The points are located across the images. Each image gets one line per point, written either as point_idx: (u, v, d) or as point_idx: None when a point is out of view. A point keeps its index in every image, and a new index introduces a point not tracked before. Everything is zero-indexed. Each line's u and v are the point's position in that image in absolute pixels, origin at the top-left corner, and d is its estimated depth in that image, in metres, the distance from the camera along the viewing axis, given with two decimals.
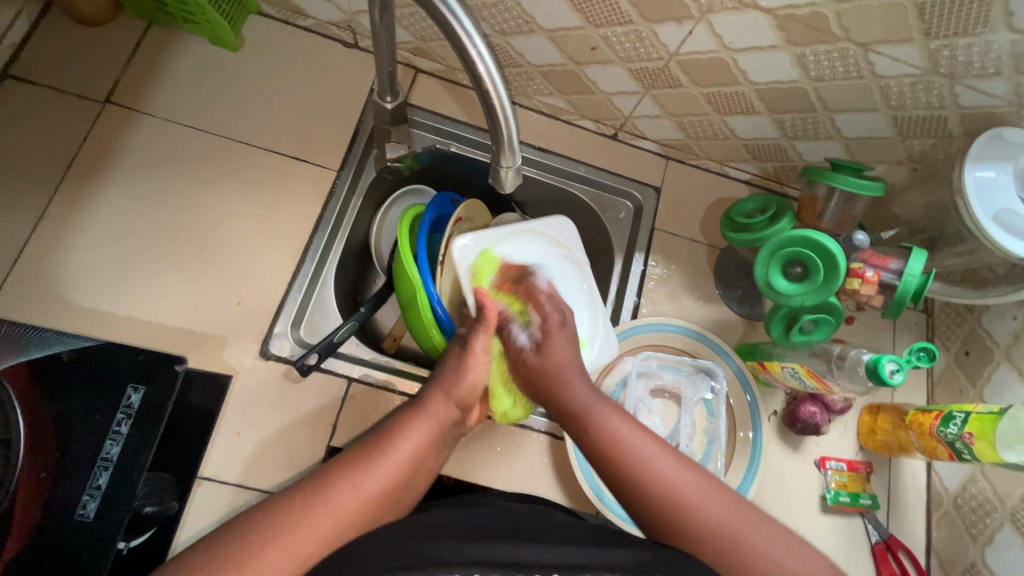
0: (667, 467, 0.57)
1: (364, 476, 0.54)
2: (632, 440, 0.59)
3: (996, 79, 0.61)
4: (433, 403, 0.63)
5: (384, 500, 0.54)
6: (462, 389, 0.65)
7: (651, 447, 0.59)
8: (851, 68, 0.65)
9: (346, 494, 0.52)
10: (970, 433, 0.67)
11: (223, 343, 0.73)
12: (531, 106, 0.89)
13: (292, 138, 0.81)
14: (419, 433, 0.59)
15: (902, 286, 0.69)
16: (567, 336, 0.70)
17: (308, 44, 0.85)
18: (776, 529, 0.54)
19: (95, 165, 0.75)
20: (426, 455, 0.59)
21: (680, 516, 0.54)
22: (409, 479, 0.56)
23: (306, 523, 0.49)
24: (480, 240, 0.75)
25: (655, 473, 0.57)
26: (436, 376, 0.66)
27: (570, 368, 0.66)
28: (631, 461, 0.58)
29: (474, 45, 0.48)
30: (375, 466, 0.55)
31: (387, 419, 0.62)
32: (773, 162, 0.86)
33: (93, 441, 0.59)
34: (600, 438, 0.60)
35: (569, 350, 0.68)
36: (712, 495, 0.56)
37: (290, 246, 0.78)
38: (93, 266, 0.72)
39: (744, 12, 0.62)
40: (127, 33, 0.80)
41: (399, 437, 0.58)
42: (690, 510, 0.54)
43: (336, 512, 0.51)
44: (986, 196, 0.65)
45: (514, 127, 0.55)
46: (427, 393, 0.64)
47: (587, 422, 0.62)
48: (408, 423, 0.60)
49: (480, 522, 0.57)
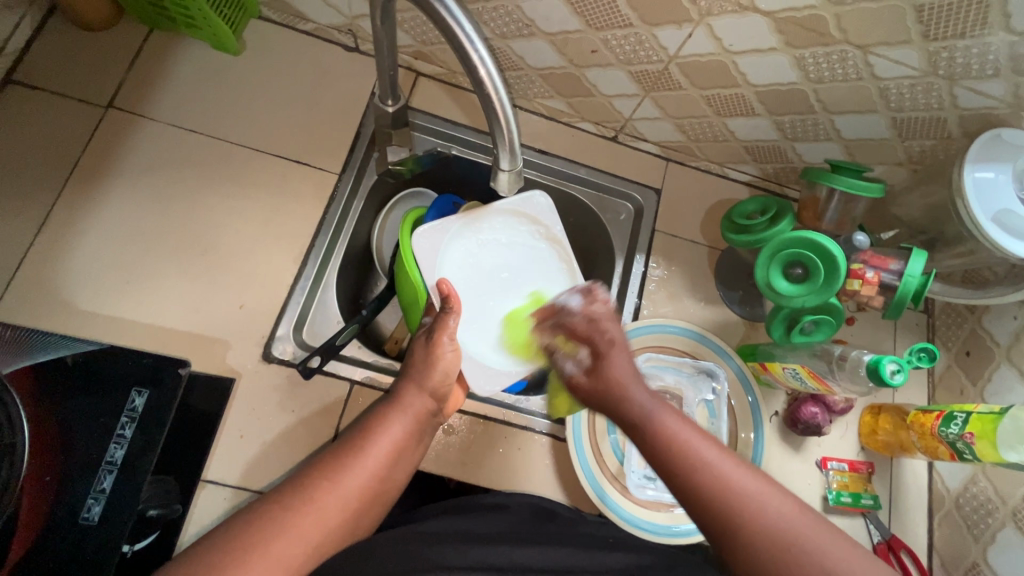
0: (728, 470, 0.51)
1: (345, 475, 0.54)
2: (690, 440, 0.53)
3: (994, 81, 0.61)
4: (407, 397, 0.62)
5: (366, 497, 0.55)
6: (435, 378, 0.65)
7: (711, 449, 0.53)
8: (850, 70, 0.65)
9: (329, 494, 0.52)
10: (971, 433, 0.67)
11: (226, 346, 0.73)
12: (532, 108, 0.89)
13: (294, 142, 0.82)
14: (396, 428, 0.60)
15: (902, 286, 0.69)
16: (623, 353, 0.63)
17: (309, 48, 0.86)
18: (845, 542, 0.47)
19: (98, 169, 0.75)
20: (404, 449, 0.60)
21: (743, 524, 0.48)
22: (389, 474, 0.57)
23: (293, 527, 0.49)
24: (444, 228, 0.75)
25: (713, 473, 0.51)
26: (407, 369, 0.66)
27: (625, 379, 0.60)
28: (688, 461, 0.52)
29: (476, 50, 0.48)
30: (355, 465, 0.55)
31: (363, 417, 0.62)
32: (773, 163, 0.86)
33: (97, 445, 0.59)
34: (658, 440, 0.54)
35: (626, 367, 0.62)
36: (779, 499, 0.49)
37: (291, 250, 0.78)
38: (97, 270, 0.72)
39: (743, 15, 0.62)
40: (130, 38, 0.81)
41: (378, 433, 0.58)
42: (752, 518, 0.48)
43: (318, 515, 0.51)
44: (985, 197, 0.65)
45: (515, 130, 0.55)
46: (402, 385, 0.63)
47: (644, 427, 0.56)
48: (385, 419, 0.60)
49: (477, 527, 0.60)
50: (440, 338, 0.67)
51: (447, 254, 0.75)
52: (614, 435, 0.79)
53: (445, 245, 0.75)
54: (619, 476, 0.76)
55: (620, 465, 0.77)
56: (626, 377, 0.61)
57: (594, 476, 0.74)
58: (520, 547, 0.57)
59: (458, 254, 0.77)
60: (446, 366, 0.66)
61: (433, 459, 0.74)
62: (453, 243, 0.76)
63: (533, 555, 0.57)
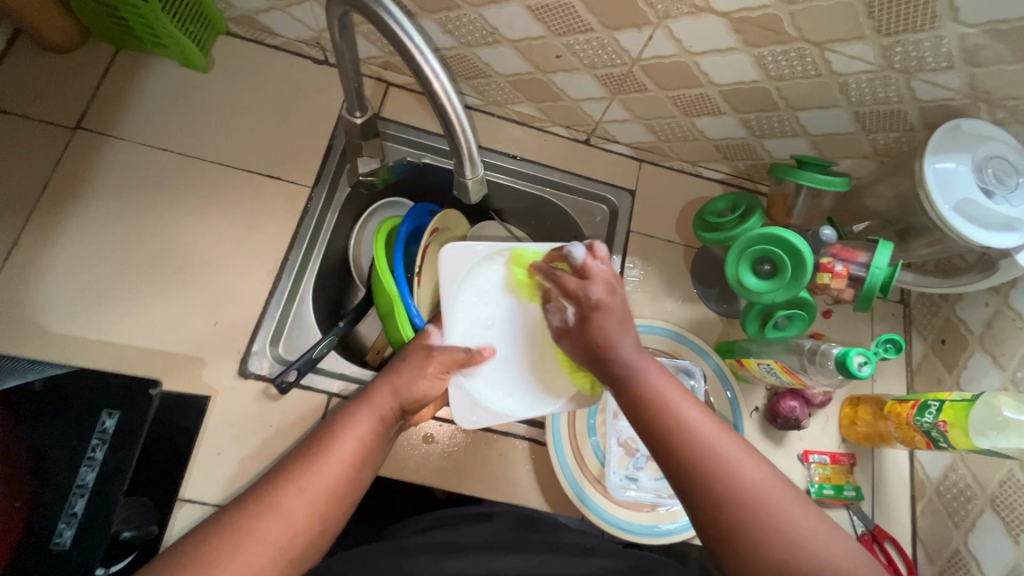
0: (705, 432, 0.51)
1: (310, 479, 0.51)
2: (675, 401, 0.53)
3: (949, 72, 0.62)
4: (379, 396, 0.59)
5: (333, 502, 0.52)
6: (414, 390, 0.61)
7: (692, 410, 0.53)
8: (809, 67, 0.66)
9: (293, 500, 0.50)
10: (944, 422, 0.68)
11: (202, 364, 0.73)
12: (504, 114, 0.89)
13: (266, 156, 0.82)
14: (364, 428, 0.56)
15: (870, 278, 0.69)
16: (610, 314, 0.58)
17: (277, 62, 0.86)
18: (804, 508, 0.48)
19: (68, 190, 0.75)
20: (372, 449, 0.56)
21: (713, 482, 0.48)
22: (356, 475, 0.54)
23: (256, 534, 0.48)
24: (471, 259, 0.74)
25: (694, 439, 0.50)
26: (388, 370, 0.63)
27: (611, 324, 0.57)
28: (668, 422, 0.52)
29: (427, 63, 0.50)
30: (320, 467, 0.52)
31: (330, 414, 0.58)
32: (744, 161, 0.87)
33: (68, 468, 0.59)
34: (643, 401, 0.54)
35: (614, 328, 0.57)
36: (750, 467, 0.49)
37: (266, 264, 0.78)
38: (68, 292, 0.72)
39: (700, 16, 0.63)
40: (97, 59, 0.81)
41: (345, 433, 0.55)
42: (726, 478, 0.48)
43: (281, 520, 0.49)
44: (947, 187, 0.66)
45: (472, 137, 0.56)
46: (377, 385, 0.60)
47: (626, 381, 0.56)
48: (353, 420, 0.56)
49: (461, 538, 0.60)
50: (434, 358, 0.65)
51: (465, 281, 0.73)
52: (595, 437, 0.78)
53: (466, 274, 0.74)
54: (601, 478, 0.75)
55: (601, 467, 0.76)
56: (612, 333, 0.57)
57: (574, 478, 0.74)
58: (501, 555, 0.57)
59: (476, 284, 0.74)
60: (426, 379, 0.63)
61: (414, 469, 0.74)
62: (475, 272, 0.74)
63: (513, 562, 0.57)
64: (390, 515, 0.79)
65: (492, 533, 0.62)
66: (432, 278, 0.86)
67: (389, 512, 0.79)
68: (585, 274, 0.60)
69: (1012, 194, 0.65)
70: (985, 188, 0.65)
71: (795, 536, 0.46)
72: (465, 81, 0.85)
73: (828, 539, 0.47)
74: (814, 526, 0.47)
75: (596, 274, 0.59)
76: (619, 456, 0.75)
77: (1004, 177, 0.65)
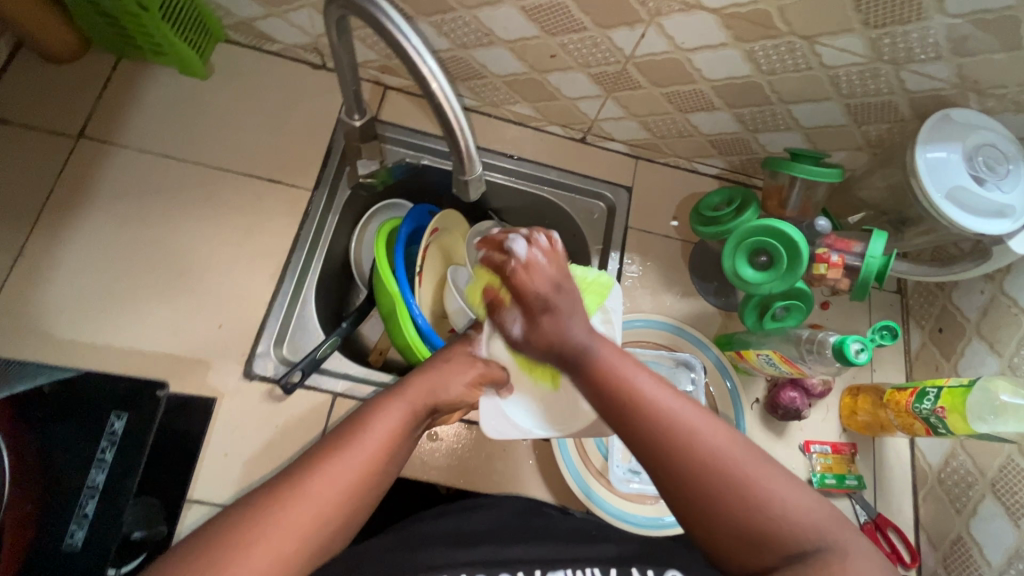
0: (671, 406, 0.48)
1: (338, 463, 0.51)
2: (632, 376, 0.49)
3: (937, 63, 0.63)
4: (413, 390, 0.60)
5: (360, 487, 0.51)
6: (446, 390, 0.62)
7: (649, 383, 0.49)
8: (799, 61, 0.67)
9: (320, 482, 0.49)
10: (942, 408, 0.68)
11: (207, 367, 0.73)
12: (500, 115, 0.90)
13: (266, 160, 0.83)
14: (398, 420, 0.56)
15: (865, 268, 0.70)
16: (565, 308, 0.52)
17: (276, 68, 0.87)
18: (777, 471, 0.46)
19: (72, 198, 0.76)
20: (402, 440, 0.56)
21: (678, 458, 0.46)
22: (387, 466, 0.54)
23: (281, 517, 0.47)
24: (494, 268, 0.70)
25: (661, 415, 0.47)
26: (424, 368, 0.63)
27: (563, 315, 0.52)
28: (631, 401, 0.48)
29: (425, 64, 0.52)
30: (348, 451, 0.52)
31: (362, 405, 0.58)
32: (738, 155, 0.88)
33: (79, 470, 0.61)
34: (597, 379, 0.50)
35: (570, 320, 0.52)
36: (723, 436, 0.47)
37: (269, 267, 0.79)
38: (75, 298, 0.73)
39: (691, 13, 0.64)
40: (98, 68, 0.82)
41: (379, 422, 0.55)
42: (692, 452, 0.46)
43: (307, 502, 0.48)
44: (939, 176, 0.67)
45: (470, 136, 0.57)
46: (412, 381, 0.61)
47: (578, 363, 0.51)
48: (385, 409, 0.56)
49: (469, 526, 0.61)
50: (473, 367, 0.66)
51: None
52: None
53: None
54: (604, 471, 0.77)
55: (604, 460, 0.77)
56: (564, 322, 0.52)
57: (578, 473, 0.75)
58: (510, 545, 0.59)
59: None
60: (461, 384, 0.64)
61: (419, 466, 0.74)
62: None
63: (521, 551, 0.58)
64: (396, 513, 0.79)
65: (500, 519, 0.63)
66: (432, 278, 0.87)
67: (395, 511, 0.80)
68: (530, 269, 0.52)
69: (1003, 181, 0.66)
70: (976, 176, 0.66)
71: (760, 496, 0.45)
72: (462, 83, 0.86)
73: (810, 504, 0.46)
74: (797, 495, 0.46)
75: (543, 272, 0.52)
76: (622, 450, 0.78)
77: (995, 164, 0.66)
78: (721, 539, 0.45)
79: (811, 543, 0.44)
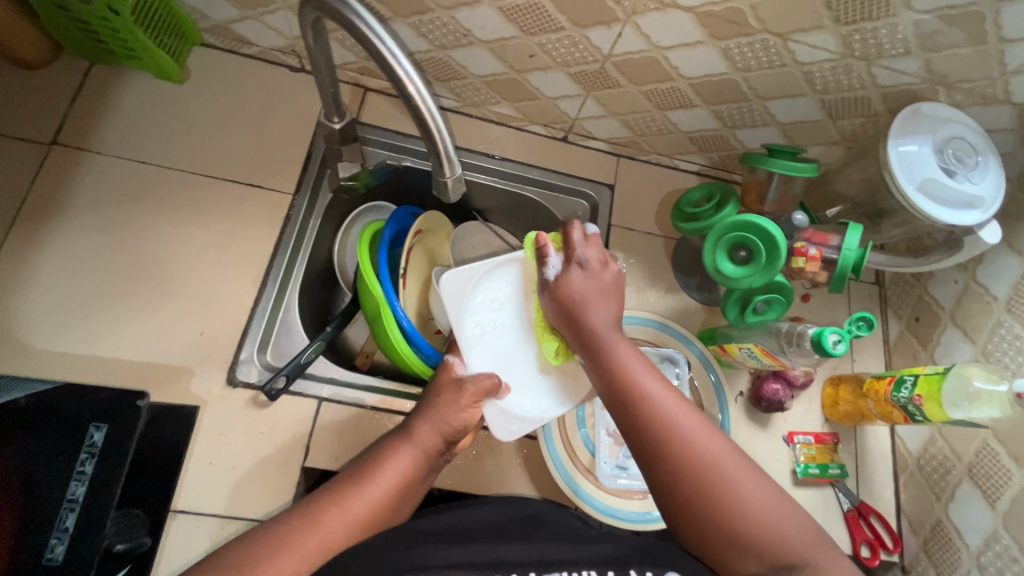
0: (670, 405, 0.55)
1: (351, 503, 0.56)
2: (638, 372, 0.58)
3: (906, 58, 0.65)
4: (420, 431, 0.64)
5: (370, 526, 0.56)
6: (451, 424, 0.66)
7: (656, 384, 0.57)
8: (774, 57, 0.68)
9: (334, 519, 0.54)
10: (920, 396, 0.70)
11: (189, 374, 0.73)
12: (481, 115, 0.90)
13: (245, 165, 0.82)
14: (405, 461, 0.62)
15: (841, 260, 0.71)
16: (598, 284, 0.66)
17: (254, 71, 0.86)
18: (761, 483, 0.51)
19: (46, 206, 0.75)
20: (411, 482, 0.61)
21: (670, 447, 0.52)
22: (393, 505, 0.59)
23: (292, 546, 0.51)
24: (464, 283, 0.76)
25: (659, 410, 0.55)
26: (427, 404, 0.67)
27: (593, 297, 0.65)
28: (635, 395, 0.57)
29: (400, 65, 0.52)
30: (363, 490, 0.57)
31: (376, 445, 0.64)
32: (718, 151, 0.89)
33: (58, 483, 0.58)
34: (613, 373, 0.59)
35: (597, 293, 0.66)
36: (715, 442, 0.52)
37: (251, 272, 0.78)
38: (51, 308, 0.71)
39: (667, 12, 0.65)
40: (70, 74, 0.80)
41: (388, 465, 0.61)
42: (687, 449, 0.52)
43: (322, 536, 0.52)
44: (911, 169, 0.69)
45: (447, 137, 0.57)
46: (418, 421, 0.65)
47: (596, 350, 0.63)
48: (397, 453, 0.62)
49: (464, 529, 0.59)
50: (464, 393, 0.68)
51: (472, 300, 0.77)
52: (584, 429, 0.79)
53: (471, 293, 0.76)
54: (592, 468, 0.77)
55: (592, 457, 0.77)
56: (592, 302, 0.65)
57: (566, 470, 0.75)
58: (504, 545, 0.56)
59: (480, 298, 0.77)
60: (466, 413, 0.67)
61: None
62: (480, 289, 0.77)
63: (517, 551, 0.55)
64: None
65: (495, 526, 0.61)
66: (417, 280, 0.87)
67: None
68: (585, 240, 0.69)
69: (972, 173, 0.67)
70: (946, 168, 0.68)
71: (737, 500, 0.49)
72: (441, 84, 0.86)
73: (791, 522, 0.49)
74: (778, 511, 0.49)
75: (596, 253, 0.69)
76: (609, 446, 0.77)
77: (963, 156, 0.67)
78: (701, 533, 0.50)
79: (784, 554, 0.47)
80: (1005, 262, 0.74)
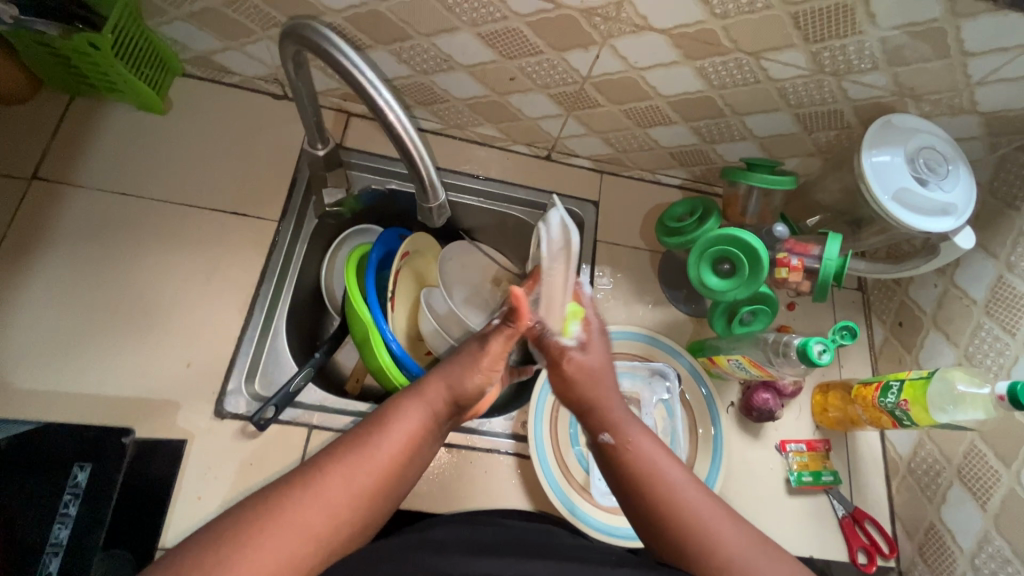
0: (680, 486, 0.60)
1: (358, 472, 0.55)
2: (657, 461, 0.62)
3: (875, 73, 0.67)
4: (430, 389, 0.64)
5: (376, 490, 0.55)
6: (465, 382, 0.65)
7: (676, 471, 0.61)
8: (748, 75, 0.70)
9: (338, 490, 0.53)
10: (906, 400, 0.71)
11: (176, 408, 0.72)
12: (465, 136, 0.91)
13: (230, 193, 0.82)
14: (413, 421, 0.61)
15: (823, 269, 0.73)
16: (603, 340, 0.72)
17: (236, 100, 0.86)
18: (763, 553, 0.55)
19: (26, 242, 0.74)
20: (417, 445, 0.60)
21: (686, 526, 0.57)
22: (401, 470, 0.58)
23: (298, 518, 0.50)
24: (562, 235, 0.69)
25: (673, 494, 0.59)
26: (440, 364, 0.67)
27: (605, 381, 0.69)
28: (650, 473, 0.60)
29: (381, 96, 0.53)
30: (371, 456, 0.56)
31: (383, 403, 0.63)
32: (699, 165, 0.91)
33: (39, 527, 0.56)
34: (633, 457, 0.62)
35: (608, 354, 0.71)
36: (730, 526, 0.57)
37: (237, 301, 0.78)
38: (32, 345, 0.70)
39: (642, 34, 0.66)
40: (51, 108, 0.80)
41: (395, 427, 0.59)
42: (707, 547, 0.55)
43: (326, 508, 0.52)
44: (887, 178, 0.70)
45: (431, 165, 0.58)
46: (429, 379, 0.65)
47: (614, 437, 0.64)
48: (405, 413, 0.61)
49: (485, 538, 0.60)
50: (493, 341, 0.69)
51: None
52: (578, 446, 0.80)
53: None
54: (586, 486, 0.77)
55: (586, 475, 0.78)
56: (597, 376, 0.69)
57: (560, 488, 0.75)
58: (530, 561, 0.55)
59: None
60: (478, 373, 0.67)
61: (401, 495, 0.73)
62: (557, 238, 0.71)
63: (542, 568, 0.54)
64: None
65: (515, 536, 0.61)
66: (407, 302, 0.88)
67: None
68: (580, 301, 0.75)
69: (944, 181, 0.69)
70: (920, 176, 0.69)
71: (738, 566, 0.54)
72: (424, 107, 0.87)
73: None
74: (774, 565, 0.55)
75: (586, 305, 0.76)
76: None
77: (935, 166, 0.69)
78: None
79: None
80: (980, 267, 0.76)
